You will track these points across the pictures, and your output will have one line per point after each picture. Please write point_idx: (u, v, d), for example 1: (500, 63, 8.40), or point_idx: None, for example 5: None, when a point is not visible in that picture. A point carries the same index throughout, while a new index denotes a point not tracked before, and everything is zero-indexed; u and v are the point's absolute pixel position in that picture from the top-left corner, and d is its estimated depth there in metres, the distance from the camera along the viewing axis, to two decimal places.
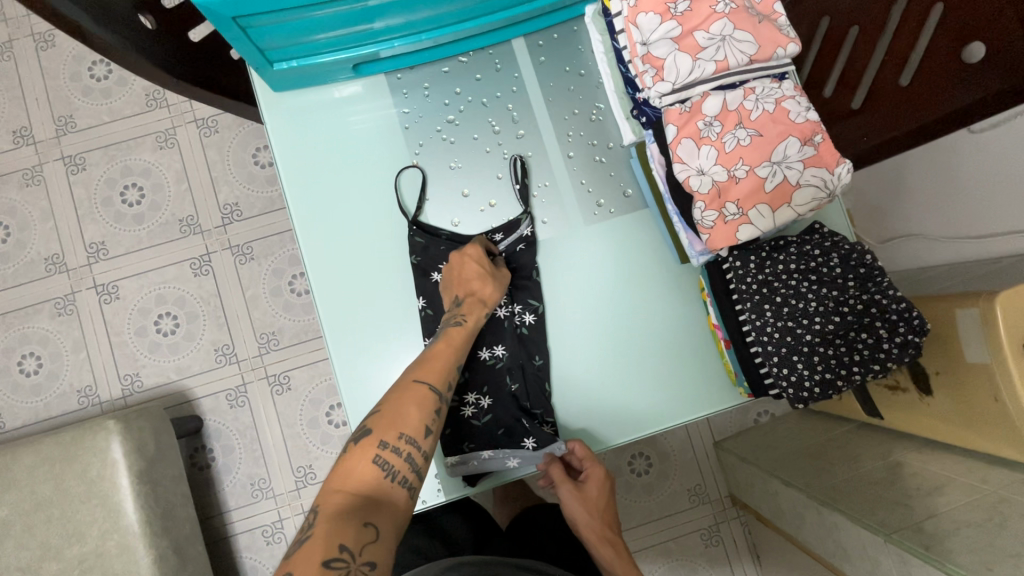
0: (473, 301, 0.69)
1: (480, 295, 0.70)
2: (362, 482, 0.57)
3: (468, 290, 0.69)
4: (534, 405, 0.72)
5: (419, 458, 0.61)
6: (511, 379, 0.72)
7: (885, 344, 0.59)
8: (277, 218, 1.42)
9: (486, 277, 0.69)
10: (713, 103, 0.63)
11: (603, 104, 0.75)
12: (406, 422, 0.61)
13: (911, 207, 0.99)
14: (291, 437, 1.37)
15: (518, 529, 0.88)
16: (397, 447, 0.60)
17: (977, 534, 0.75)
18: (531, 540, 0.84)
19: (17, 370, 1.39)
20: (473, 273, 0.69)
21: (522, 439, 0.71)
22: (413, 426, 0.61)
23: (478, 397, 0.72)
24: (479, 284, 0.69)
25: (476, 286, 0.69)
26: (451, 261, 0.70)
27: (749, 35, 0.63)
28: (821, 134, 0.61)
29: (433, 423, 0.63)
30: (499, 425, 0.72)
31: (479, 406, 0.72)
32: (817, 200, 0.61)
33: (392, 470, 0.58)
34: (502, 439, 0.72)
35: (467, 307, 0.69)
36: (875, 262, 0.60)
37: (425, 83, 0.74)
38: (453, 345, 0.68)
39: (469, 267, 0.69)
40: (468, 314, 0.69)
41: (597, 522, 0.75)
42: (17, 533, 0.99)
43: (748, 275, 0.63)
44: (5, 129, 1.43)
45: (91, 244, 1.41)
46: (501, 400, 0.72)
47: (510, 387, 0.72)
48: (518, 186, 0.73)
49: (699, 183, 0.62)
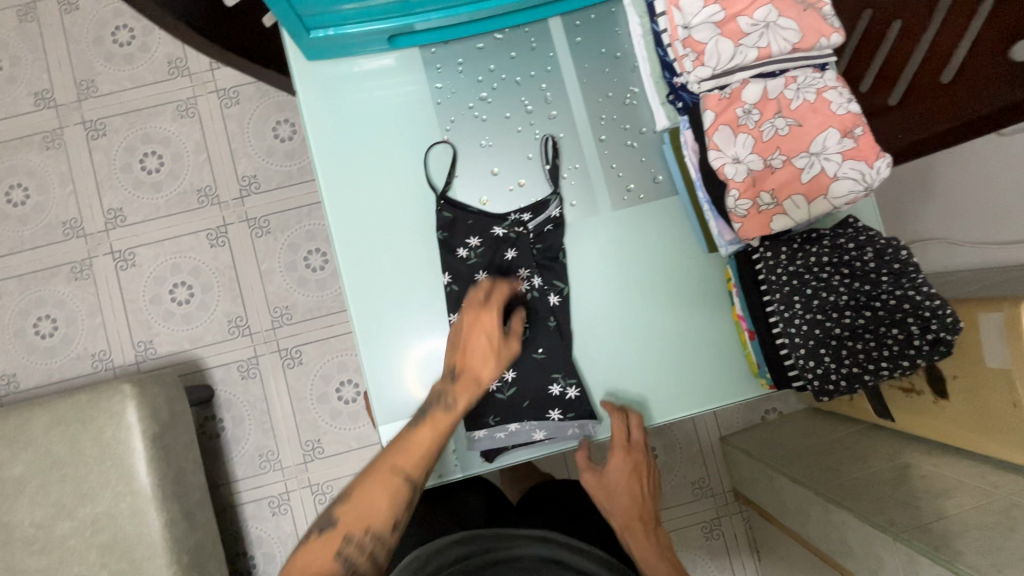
0: (468, 378, 0.66)
1: (475, 374, 0.66)
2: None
3: (465, 363, 0.66)
4: (555, 373, 0.72)
5: (382, 555, 0.59)
6: (534, 349, 0.72)
7: (915, 340, 0.58)
8: (295, 192, 1.41)
9: (487, 355, 0.66)
10: (753, 90, 0.62)
11: (637, 87, 0.73)
12: (374, 514, 0.59)
13: (934, 213, 0.98)
14: (300, 411, 1.38)
15: (527, 506, 0.89)
16: (361, 543, 0.58)
17: (987, 537, 0.75)
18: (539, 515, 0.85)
19: (32, 332, 1.40)
20: (474, 346, 0.66)
21: (547, 410, 0.72)
22: (381, 519, 0.59)
23: (502, 370, 0.72)
24: (478, 363, 0.66)
25: (474, 362, 0.66)
26: (458, 329, 0.67)
27: (793, 23, 0.62)
28: (862, 126, 0.60)
29: (402, 516, 0.61)
30: (524, 397, 0.72)
31: (503, 380, 0.72)
32: (854, 194, 0.60)
33: (352, 569, 0.57)
34: (526, 411, 0.72)
35: (459, 387, 0.66)
36: (911, 258, 0.58)
37: (459, 58, 0.73)
38: (438, 429, 0.65)
39: (471, 338, 0.66)
40: (457, 398, 0.65)
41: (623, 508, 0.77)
42: (32, 490, 1.01)
43: (778, 267, 0.63)
44: (27, 91, 1.43)
45: (109, 210, 1.42)
46: (524, 373, 0.72)
47: (536, 354, 0.72)
48: (548, 166, 0.73)
49: (734, 171, 0.62)
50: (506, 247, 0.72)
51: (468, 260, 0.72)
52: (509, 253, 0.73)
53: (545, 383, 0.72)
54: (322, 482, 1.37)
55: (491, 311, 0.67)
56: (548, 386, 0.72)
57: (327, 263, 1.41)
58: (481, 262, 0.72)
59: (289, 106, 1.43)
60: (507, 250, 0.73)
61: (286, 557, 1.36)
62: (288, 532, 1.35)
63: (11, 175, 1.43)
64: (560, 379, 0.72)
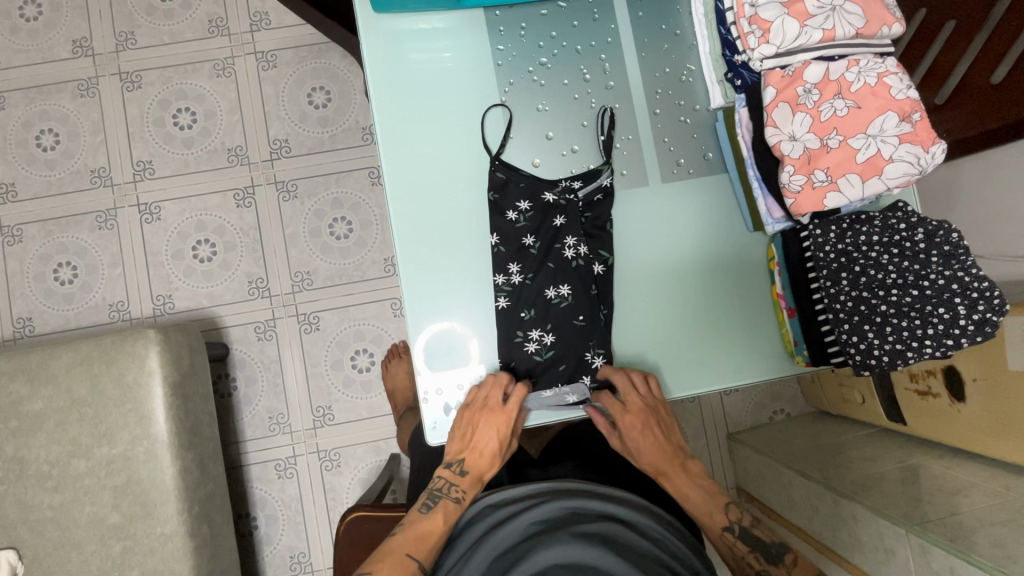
0: (474, 479, 0.78)
1: (482, 470, 0.77)
2: None
3: (474, 463, 0.77)
4: (593, 340, 0.73)
5: None
6: (576, 316, 0.73)
7: (962, 320, 0.60)
8: (325, 159, 1.42)
9: (493, 460, 0.77)
10: (814, 71, 0.66)
11: (694, 65, 0.75)
12: None
13: (954, 222, 0.97)
14: (314, 377, 1.38)
15: (548, 458, 0.91)
16: None
17: (1002, 531, 0.76)
18: (565, 464, 0.87)
19: (51, 278, 1.39)
20: (483, 449, 0.75)
21: (580, 376, 0.74)
22: None
23: (542, 334, 0.73)
24: (486, 462, 0.77)
25: (482, 463, 0.77)
26: (464, 419, 0.73)
27: (857, 9, 0.65)
28: (920, 112, 0.63)
29: None
30: (561, 361, 0.74)
31: (542, 343, 0.73)
32: (908, 176, 0.64)
33: None
34: (561, 374, 0.74)
35: (467, 480, 0.77)
36: (961, 240, 0.61)
37: (522, 23, 0.75)
38: (449, 520, 0.76)
39: (482, 440, 0.74)
40: (466, 490, 0.78)
41: (658, 456, 0.79)
42: (49, 428, 0.99)
43: (827, 244, 0.67)
44: (65, 38, 1.42)
45: (139, 162, 1.41)
46: (563, 337, 0.73)
47: (577, 321, 0.73)
48: (602, 137, 0.74)
49: (790, 148, 0.66)
50: (555, 214, 0.73)
51: (517, 223, 0.73)
52: (558, 220, 0.73)
53: (583, 350, 0.73)
54: (330, 449, 1.37)
55: (509, 416, 0.72)
56: (585, 353, 0.73)
57: (352, 232, 1.41)
58: (529, 226, 0.73)
59: (325, 73, 1.43)
60: (556, 216, 0.73)
61: (289, 520, 1.36)
62: (293, 496, 1.36)
63: (42, 120, 1.41)
64: (597, 348, 0.73)
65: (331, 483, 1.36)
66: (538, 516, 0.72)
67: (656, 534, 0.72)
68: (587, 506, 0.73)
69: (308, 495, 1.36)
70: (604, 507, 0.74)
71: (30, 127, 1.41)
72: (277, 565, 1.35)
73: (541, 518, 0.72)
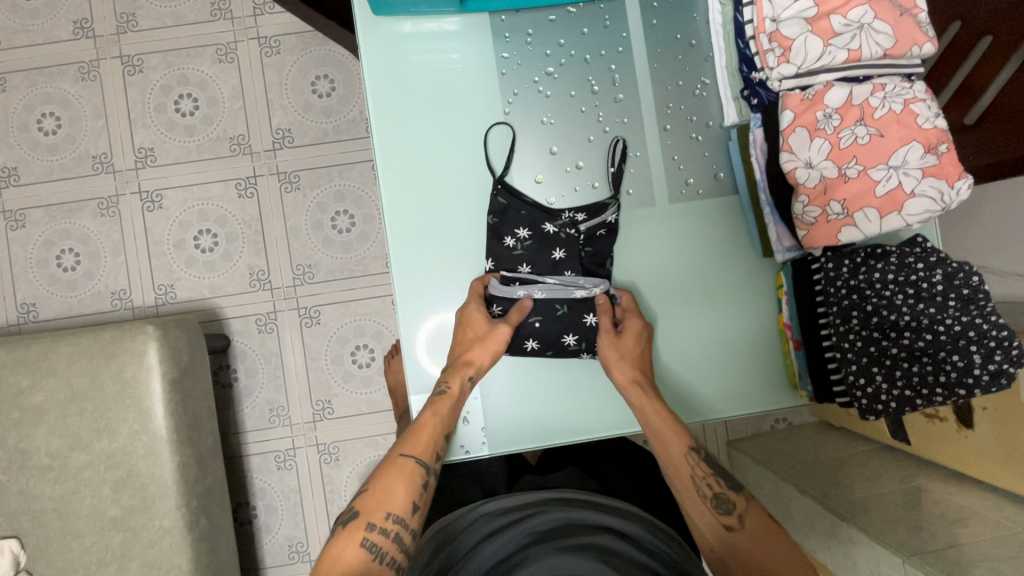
0: (461, 365, 0.68)
1: (467, 356, 0.68)
2: (349, 566, 0.57)
3: (457, 355, 0.69)
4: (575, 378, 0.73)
5: (407, 537, 0.60)
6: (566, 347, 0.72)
7: (977, 369, 0.58)
8: (328, 151, 1.38)
9: (480, 344, 0.68)
10: (836, 95, 0.62)
11: (708, 79, 0.72)
12: (392, 501, 0.61)
13: (969, 244, 0.94)
14: (314, 370, 1.38)
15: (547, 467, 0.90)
16: (384, 527, 0.59)
17: (1003, 568, 0.74)
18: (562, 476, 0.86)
19: (54, 264, 1.39)
20: (466, 341, 0.68)
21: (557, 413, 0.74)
22: (400, 504, 0.61)
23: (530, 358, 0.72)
24: (471, 350, 0.68)
25: (470, 351, 0.68)
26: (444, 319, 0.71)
27: (888, 27, 0.61)
28: (946, 143, 0.60)
29: (420, 498, 0.63)
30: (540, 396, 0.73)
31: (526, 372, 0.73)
32: (929, 214, 0.60)
33: (380, 552, 0.58)
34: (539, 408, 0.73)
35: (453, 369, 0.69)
36: (981, 285, 0.58)
37: (530, 29, 0.71)
38: (440, 414, 0.67)
39: (464, 329, 0.69)
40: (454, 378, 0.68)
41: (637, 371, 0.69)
42: (50, 420, 1.00)
43: (838, 280, 0.64)
44: (65, 18, 1.39)
45: (139, 148, 1.39)
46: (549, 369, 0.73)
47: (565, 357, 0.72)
48: (612, 169, 0.71)
49: (806, 176, 0.63)
50: (555, 247, 0.70)
51: (514, 250, 0.70)
52: (556, 253, 0.70)
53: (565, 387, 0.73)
54: (329, 442, 1.38)
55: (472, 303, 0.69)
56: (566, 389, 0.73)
57: (354, 225, 1.40)
58: (526, 255, 0.70)
59: (329, 61, 1.39)
60: (556, 249, 0.70)
61: (287, 510, 1.37)
62: (292, 487, 1.37)
63: (43, 103, 1.39)
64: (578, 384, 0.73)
65: (329, 475, 1.37)
66: (534, 528, 0.72)
67: (652, 546, 0.70)
68: (583, 517, 0.72)
69: (307, 487, 1.37)
70: (604, 518, 0.72)
71: (31, 111, 1.39)
72: (276, 553, 1.38)
73: (536, 530, 0.71)
